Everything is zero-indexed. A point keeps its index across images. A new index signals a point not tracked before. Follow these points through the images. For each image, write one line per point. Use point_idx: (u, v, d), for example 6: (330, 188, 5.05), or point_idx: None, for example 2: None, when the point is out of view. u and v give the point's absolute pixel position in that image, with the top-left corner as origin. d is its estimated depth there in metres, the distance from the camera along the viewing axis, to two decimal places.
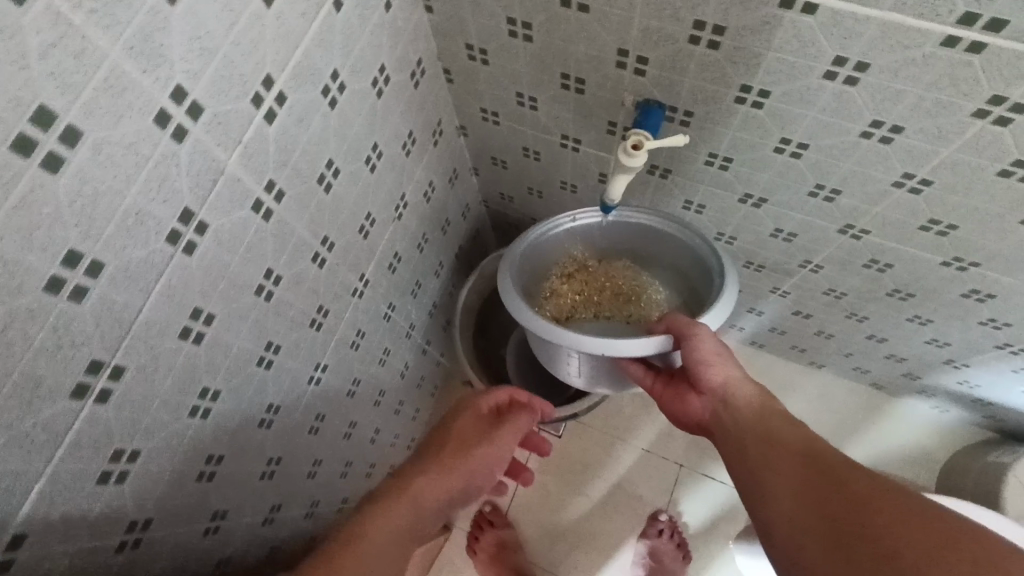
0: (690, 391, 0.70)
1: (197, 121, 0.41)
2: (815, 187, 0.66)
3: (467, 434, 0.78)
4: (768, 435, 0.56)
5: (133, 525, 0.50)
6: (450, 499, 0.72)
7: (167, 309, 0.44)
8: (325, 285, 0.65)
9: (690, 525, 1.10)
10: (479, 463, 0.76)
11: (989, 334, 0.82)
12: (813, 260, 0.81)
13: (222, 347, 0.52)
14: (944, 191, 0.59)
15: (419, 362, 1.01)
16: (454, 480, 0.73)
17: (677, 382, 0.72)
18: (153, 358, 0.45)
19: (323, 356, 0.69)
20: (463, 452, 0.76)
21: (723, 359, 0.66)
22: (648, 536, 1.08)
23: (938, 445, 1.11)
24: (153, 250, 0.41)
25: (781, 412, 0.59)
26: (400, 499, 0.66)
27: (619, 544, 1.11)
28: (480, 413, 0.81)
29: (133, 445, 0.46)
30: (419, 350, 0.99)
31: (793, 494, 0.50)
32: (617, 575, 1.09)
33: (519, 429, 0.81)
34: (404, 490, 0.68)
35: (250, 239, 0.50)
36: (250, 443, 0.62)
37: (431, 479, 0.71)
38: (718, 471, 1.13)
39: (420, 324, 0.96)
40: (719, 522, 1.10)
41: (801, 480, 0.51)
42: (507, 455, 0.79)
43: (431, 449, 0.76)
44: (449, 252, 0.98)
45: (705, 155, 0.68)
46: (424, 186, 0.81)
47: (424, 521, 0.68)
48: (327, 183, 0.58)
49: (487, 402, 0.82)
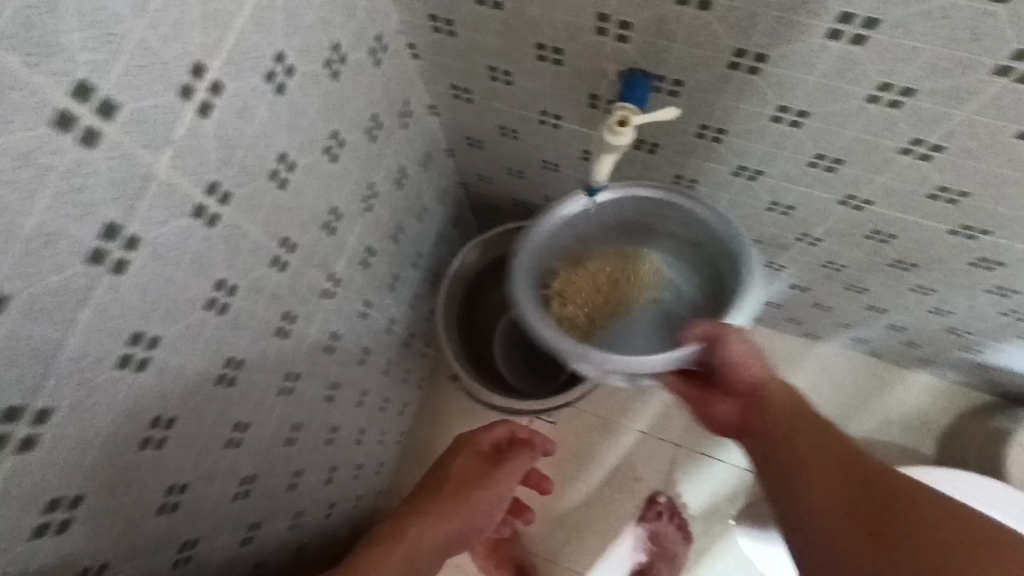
0: (718, 396, 0.67)
1: (113, 121, 0.35)
2: (815, 157, 0.61)
3: (467, 474, 0.76)
4: (801, 442, 0.55)
5: (86, 573, 0.46)
6: (447, 545, 0.70)
7: (99, 338, 0.39)
8: (289, 289, 0.59)
9: (691, 508, 1.08)
10: (477, 509, 0.74)
11: (995, 302, 0.78)
12: (811, 233, 0.77)
13: (173, 369, 0.47)
14: (957, 157, 0.54)
15: (403, 357, 0.96)
16: (451, 526, 0.70)
17: (702, 388, 0.70)
18: (89, 393, 0.40)
19: (294, 364, 0.64)
20: (461, 496, 0.73)
21: (758, 358, 0.63)
22: (647, 520, 1.06)
23: (940, 412, 1.09)
24: (72, 274, 0.36)
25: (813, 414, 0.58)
26: (394, 551, 0.63)
27: (618, 529, 1.08)
28: (480, 453, 0.78)
29: (74, 491, 0.42)
30: (402, 345, 0.94)
31: (829, 507, 0.48)
32: (620, 560, 1.07)
33: (518, 469, 0.80)
34: (397, 540, 0.65)
35: (195, 249, 0.45)
36: (218, 466, 0.57)
37: (427, 526, 0.68)
38: (719, 452, 1.10)
39: (401, 318, 0.91)
40: (720, 502, 1.08)
41: (842, 496, 0.49)
42: (507, 493, 0.78)
43: (429, 491, 0.73)
44: (428, 240, 0.93)
45: (697, 127, 0.63)
46: (395, 173, 0.75)
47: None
48: (281, 179, 0.52)
49: (487, 439, 0.79)
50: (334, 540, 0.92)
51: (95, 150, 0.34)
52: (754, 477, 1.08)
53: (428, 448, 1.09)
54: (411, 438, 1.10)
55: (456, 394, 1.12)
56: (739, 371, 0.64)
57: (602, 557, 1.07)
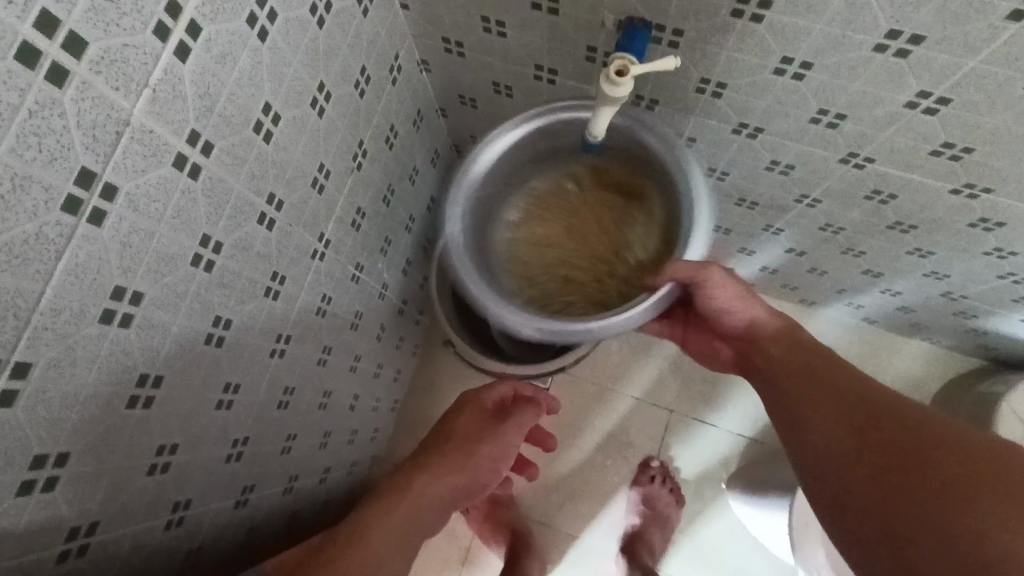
0: (716, 339, 0.74)
1: (83, 59, 0.33)
2: (817, 113, 0.60)
3: (473, 429, 0.76)
4: (820, 386, 0.56)
5: (76, 532, 0.46)
6: (455, 495, 0.70)
7: (78, 292, 0.38)
8: (278, 249, 0.58)
9: (683, 473, 1.09)
10: (483, 462, 0.73)
11: (992, 265, 0.78)
12: (810, 194, 0.76)
13: (158, 328, 0.46)
14: (963, 110, 0.53)
15: (397, 323, 0.95)
16: (458, 476, 0.70)
17: (697, 329, 0.77)
18: (70, 348, 0.39)
19: (284, 326, 0.63)
20: (466, 447, 0.73)
21: (741, 294, 0.66)
22: (641, 484, 1.06)
23: (932, 376, 1.10)
24: (45, 223, 0.34)
25: (812, 343, 0.62)
26: (398, 500, 0.65)
27: (611, 493, 1.09)
28: (484, 409, 0.79)
29: (59, 448, 0.41)
30: (396, 311, 0.93)
31: (854, 453, 0.50)
32: (613, 523, 1.08)
33: (524, 425, 0.80)
34: (405, 489, 0.66)
35: (178, 202, 0.43)
36: (209, 427, 0.57)
37: (432, 476, 0.68)
38: (713, 417, 1.11)
39: (394, 284, 0.89)
40: (713, 466, 1.09)
41: (855, 440, 0.50)
42: (513, 448, 0.78)
43: (433, 446, 0.74)
44: (421, 203, 0.91)
45: (697, 81, 0.61)
46: (385, 132, 0.72)
47: (427, 524, 0.66)
48: (267, 132, 0.50)
49: (491, 397, 0.80)
50: (328, 504, 0.92)
51: (64, 90, 0.32)
52: (748, 442, 1.09)
53: (422, 415, 1.09)
54: (405, 405, 1.10)
55: (450, 362, 1.11)
56: (723, 309, 0.67)
57: (595, 521, 1.09)
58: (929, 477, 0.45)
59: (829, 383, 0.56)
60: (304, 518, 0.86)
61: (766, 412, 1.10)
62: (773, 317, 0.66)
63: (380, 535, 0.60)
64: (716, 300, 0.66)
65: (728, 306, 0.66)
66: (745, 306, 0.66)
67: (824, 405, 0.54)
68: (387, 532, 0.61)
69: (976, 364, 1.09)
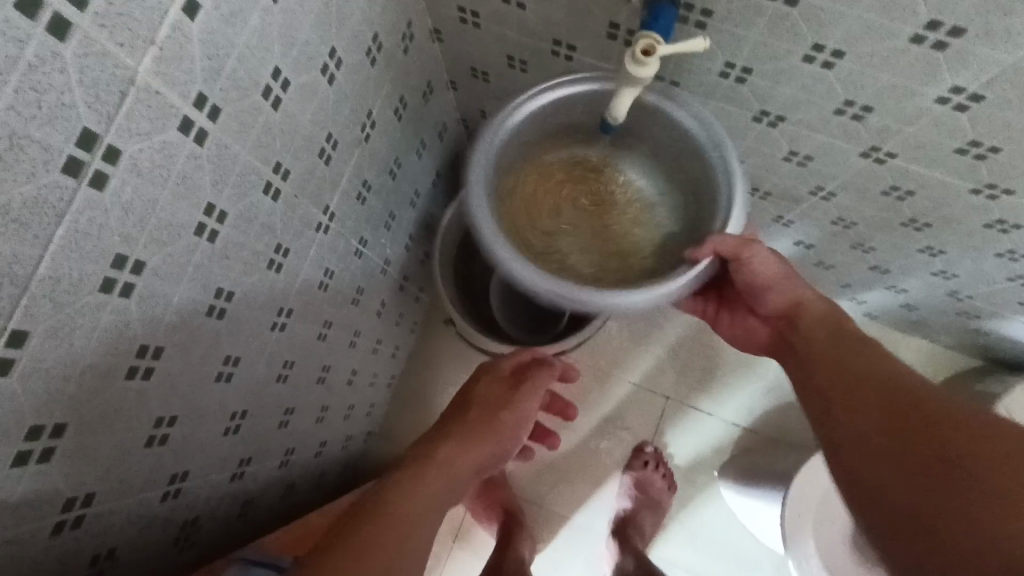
0: (748, 315, 0.74)
1: (87, 12, 0.31)
2: (842, 104, 0.58)
3: (492, 397, 0.76)
4: (840, 378, 0.57)
5: (72, 504, 0.45)
6: (480, 466, 0.71)
7: (77, 259, 0.36)
8: (283, 221, 0.56)
9: (676, 459, 1.09)
10: (506, 428, 0.74)
11: (1004, 266, 0.77)
12: (826, 186, 0.74)
13: (159, 299, 0.44)
14: (995, 106, 0.51)
15: (398, 299, 0.94)
16: (482, 446, 0.71)
17: (732, 305, 0.76)
18: (68, 318, 0.38)
19: (286, 300, 0.62)
20: (491, 416, 0.74)
21: (788, 275, 0.66)
22: (634, 468, 1.06)
23: (931, 375, 1.10)
24: (44, 186, 0.32)
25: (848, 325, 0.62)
26: (426, 473, 0.64)
27: (604, 476, 1.10)
28: (504, 375, 0.79)
29: (55, 420, 0.40)
30: (397, 287, 0.92)
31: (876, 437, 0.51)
32: (605, 505, 1.09)
33: (541, 386, 0.80)
34: (430, 458, 0.67)
35: (182, 169, 0.41)
36: (208, 400, 0.56)
37: (457, 447, 0.69)
38: (708, 405, 1.10)
39: (396, 260, 0.88)
40: (708, 454, 1.09)
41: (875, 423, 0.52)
42: (532, 417, 0.79)
43: (455, 415, 0.74)
44: (427, 178, 0.89)
45: (721, 65, 0.59)
46: (394, 103, 0.70)
47: (454, 493, 0.66)
48: (275, 99, 0.48)
49: (509, 364, 0.80)
50: (322, 478, 0.92)
51: (65, 44, 0.30)
52: (742, 431, 1.09)
53: (420, 393, 1.09)
54: (403, 382, 1.09)
55: (449, 340, 1.10)
56: (759, 282, 0.67)
57: (587, 502, 1.09)
58: (949, 457, 0.46)
59: (853, 370, 0.57)
60: (297, 490, 0.86)
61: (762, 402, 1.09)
62: (811, 303, 0.65)
63: (416, 507, 0.60)
64: (756, 277, 0.67)
65: (768, 281, 0.66)
66: (796, 285, 0.66)
67: (858, 412, 0.54)
68: (421, 505, 0.61)
69: (975, 364, 1.09)
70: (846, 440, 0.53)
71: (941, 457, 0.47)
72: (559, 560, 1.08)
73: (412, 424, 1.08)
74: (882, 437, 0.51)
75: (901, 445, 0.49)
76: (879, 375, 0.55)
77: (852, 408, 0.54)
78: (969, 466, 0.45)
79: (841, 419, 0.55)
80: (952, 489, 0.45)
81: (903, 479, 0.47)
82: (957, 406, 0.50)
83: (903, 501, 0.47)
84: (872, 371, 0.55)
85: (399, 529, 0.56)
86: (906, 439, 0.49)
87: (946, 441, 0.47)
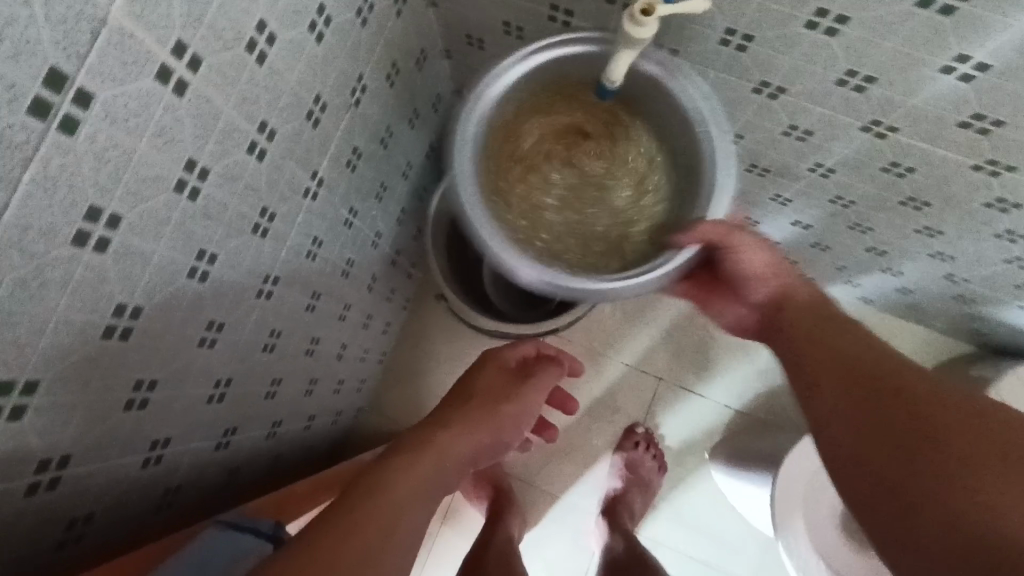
0: (732, 303, 0.75)
1: None
2: (845, 74, 0.56)
3: (494, 389, 0.77)
4: (829, 355, 0.60)
5: (46, 464, 0.45)
6: (476, 453, 0.70)
7: (49, 208, 0.35)
8: (269, 183, 0.54)
9: (668, 440, 1.09)
10: (505, 422, 0.74)
11: (1003, 248, 0.76)
12: (825, 163, 0.73)
13: (139, 256, 0.43)
14: (1004, 76, 0.50)
15: (388, 274, 0.93)
16: (480, 434, 0.70)
17: (715, 289, 0.76)
18: (42, 270, 0.36)
19: (272, 267, 0.60)
20: (490, 407, 0.74)
21: (772, 262, 0.67)
22: (625, 450, 1.06)
23: (924, 359, 1.09)
24: (12, 125, 0.31)
25: (834, 309, 0.64)
26: (424, 454, 0.64)
27: (595, 456, 1.10)
28: (505, 367, 0.81)
29: (29, 375, 0.39)
30: (388, 261, 0.91)
31: (847, 406, 0.56)
32: (594, 484, 1.09)
33: (544, 385, 0.82)
34: (431, 441, 0.66)
35: (161, 119, 0.40)
36: (191, 365, 0.54)
37: (458, 433, 0.69)
38: (702, 388, 1.10)
39: (388, 232, 0.86)
40: (699, 435, 1.09)
41: (846, 388, 0.57)
42: (530, 410, 0.80)
43: (456, 404, 0.74)
44: (420, 151, 0.87)
45: (722, 32, 0.58)
46: (386, 68, 0.68)
47: (449, 478, 0.66)
48: (260, 54, 0.46)
49: (514, 355, 0.83)
50: (310, 449, 0.92)
51: None
52: (734, 413, 1.08)
53: (411, 369, 1.08)
54: (395, 357, 1.08)
55: (441, 316, 1.09)
56: (744, 267, 0.68)
57: (578, 479, 1.09)
58: (925, 442, 0.50)
59: (835, 345, 0.60)
60: (283, 462, 0.86)
61: (757, 383, 1.09)
62: (800, 287, 0.66)
63: (409, 489, 0.59)
64: (738, 259, 0.67)
65: (752, 267, 0.68)
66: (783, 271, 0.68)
67: (824, 381, 0.59)
68: (416, 488, 0.60)
69: (968, 349, 1.09)
70: (830, 417, 0.57)
71: (921, 446, 0.50)
72: (546, 538, 1.08)
73: (402, 402, 1.07)
74: (865, 419, 0.54)
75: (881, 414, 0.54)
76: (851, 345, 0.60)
77: (824, 381, 0.59)
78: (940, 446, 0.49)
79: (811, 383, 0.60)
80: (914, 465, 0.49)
81: (879, 454, 0.52)
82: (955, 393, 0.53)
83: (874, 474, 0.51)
84: (842, 348, 0.59)
85: (389, 514, 0.55)
86: (884, 406, 0.54)
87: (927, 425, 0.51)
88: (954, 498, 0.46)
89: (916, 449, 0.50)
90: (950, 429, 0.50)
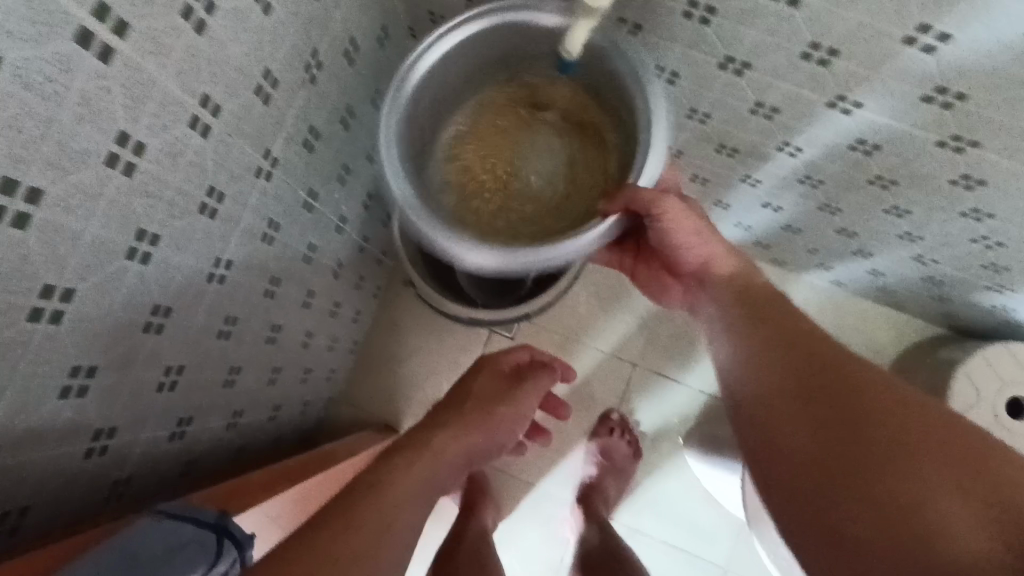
0: (662, 274, 0.82)
1: None
2: (809, 48, 0.60)
3: (488, 391, 0.80)
4: (781, 329, 0.64)
5: (78, 371, 0.48)
6: (468, 456, 0.73)
7: (82, 130, 0.39)
8: (271, 131, 0.59)
9: (642, 425, 1.13)
10: (499, 422, 0.77)
11: (968, 227, 0.81)
12: (792, 141, 0.78)
13: (160, 181, 0.47)
14: (962, 47, 0.53)
15: (357, 261, 0.94)
16: (473, 437, 0.73)
17: (644, 258, 0.84)
18: (76, 188, 0.41)
19: (274, 213, 0.65)
20: (486, 409, 0.77)
21: (701, 232, 0.71)
22: (600, 435, 1.10)
23: (892, 341, 1.15)
24: (50, 44, 0.35)
25: (757, 278, 0.70)
26: (420, 457, 0.65)
27: (570, 443, 1.14)
28: (502, 372, 0.84)
29: (66, 282, 0.43)
30: (355, 248, 0.91)
31: (800, 390, 0.59)
32: (569, 472, 1.13)
33: (540, 389, 0.85)
34: (425, 444, 0.68)
35: (182, 55, 0.44)
36: (200, 299, 0.58)
37: (453, 436, 0.71)
38: (678, 373, 1.13)
39: (353, 218, 0.86)
40: (673, 422, 1.13)
41: (795, 376, 0.60)
42: (527, 413, 0.82)
43: (449, 407, 0.77)
44: None
45: (686, 4, 0.61)
46: (376, 30, 0.74)
47: (444, 479, 0.67)
48: (266, 4, 0.51)
49: (508, 361, 0.85)
50: (305, 402, 0.97)
51: None
52: (708, 398, 1.12)
53: (383, 361, 1.12)
54: (369, 346, 1.12)
55: (411, 303, 1.13)
56: (678, 242, 0.72)
57: (554, 468, 1.13)
58: (884, 432, 0.52)
59: (793, 328, 0.64)
60: (283, 413, 0.90)
61: None
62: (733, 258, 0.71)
63: (405, 489, 0.60)
64: (675, 231, 0.70)
65: (685, 241, 0.72)
66: (720, 247, 0.72)
67: (773, 370, 0.61)
68: (410, 490, 0.60)
69: (939, 332, 1.14)
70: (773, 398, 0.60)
71: (882, 445, 0.52)
72: (524, 527, 1.13)
73: (374, 394, 1.11)
74: (815, 417, 0.56)
75: (825, 405, 0.56)
76: (805, 336, 0.63)
77: (772, 362, 0.62)
78: (882, 445, 0.52)
79: (752, 370, 0.63)
80: (853, 460, 0.52)
81: (823, 444, 0.54)
82: (911, 399, 0.54)
83: (814, 459, 0.54)
84: (794, 328, 0.64)
85: (385, 513, 0.55)
86: (837, 406, 0.56)
87: (885, 429, 0.52)
88: (885, 510, 0.49)
89: (869, 449, 0.52)
90: (902, 432, 0.52)
